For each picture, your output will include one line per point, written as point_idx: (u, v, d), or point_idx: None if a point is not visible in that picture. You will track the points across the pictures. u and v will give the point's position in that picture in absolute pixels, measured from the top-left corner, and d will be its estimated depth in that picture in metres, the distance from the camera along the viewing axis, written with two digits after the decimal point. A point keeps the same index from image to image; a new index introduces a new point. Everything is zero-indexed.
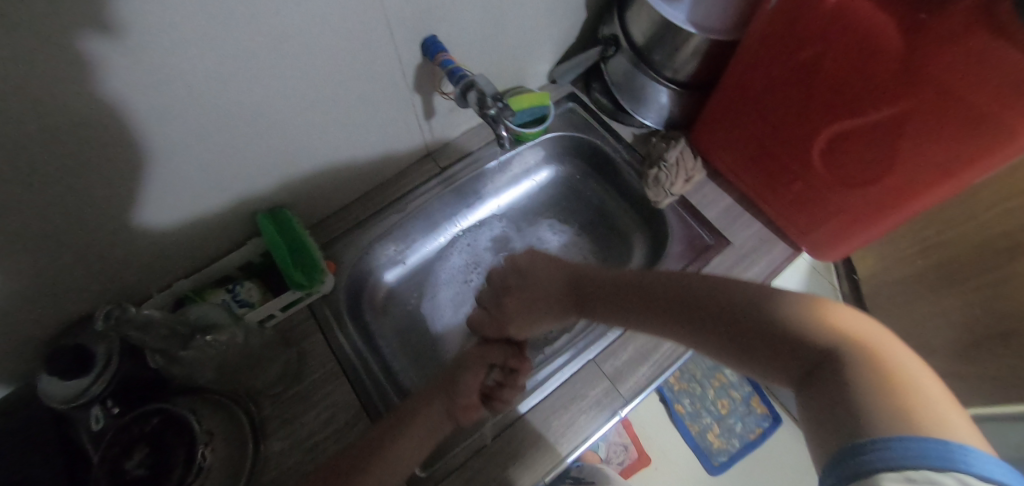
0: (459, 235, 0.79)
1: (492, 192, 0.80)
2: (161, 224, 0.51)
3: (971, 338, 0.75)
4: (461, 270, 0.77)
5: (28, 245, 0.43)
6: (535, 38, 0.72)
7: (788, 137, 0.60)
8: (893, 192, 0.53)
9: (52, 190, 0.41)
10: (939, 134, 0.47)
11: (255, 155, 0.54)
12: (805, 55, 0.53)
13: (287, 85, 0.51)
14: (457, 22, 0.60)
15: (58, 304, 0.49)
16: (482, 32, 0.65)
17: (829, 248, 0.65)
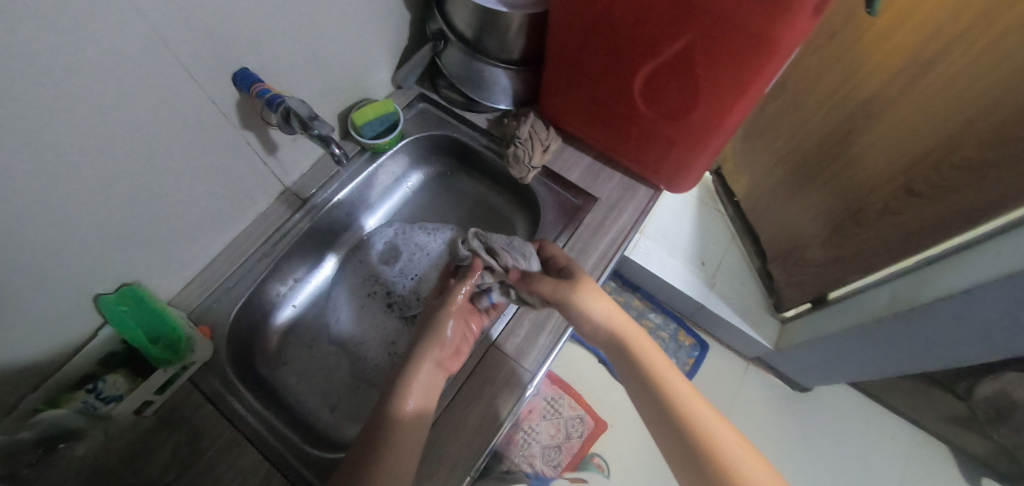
0: (348, 256, 0.78)
1: (367, 210, 0.79)
2: None
3: (834, 223, 1.04)
4: (364, 284, 0.77)
5: None
6: (364, 46, 0.71)
7: (613, 88, 0.62)
8: (708, 118, 0.57)
9: None
10: (724, 57, 0.50)
11: (70, 246, 0.50)
12: (600, 6, 0.54)
13: (87, 162, 0.47)
14: (271, 51, 0.59)
15: None
16: (306, 55, 0.63)
17: (680, 181, 0.68)
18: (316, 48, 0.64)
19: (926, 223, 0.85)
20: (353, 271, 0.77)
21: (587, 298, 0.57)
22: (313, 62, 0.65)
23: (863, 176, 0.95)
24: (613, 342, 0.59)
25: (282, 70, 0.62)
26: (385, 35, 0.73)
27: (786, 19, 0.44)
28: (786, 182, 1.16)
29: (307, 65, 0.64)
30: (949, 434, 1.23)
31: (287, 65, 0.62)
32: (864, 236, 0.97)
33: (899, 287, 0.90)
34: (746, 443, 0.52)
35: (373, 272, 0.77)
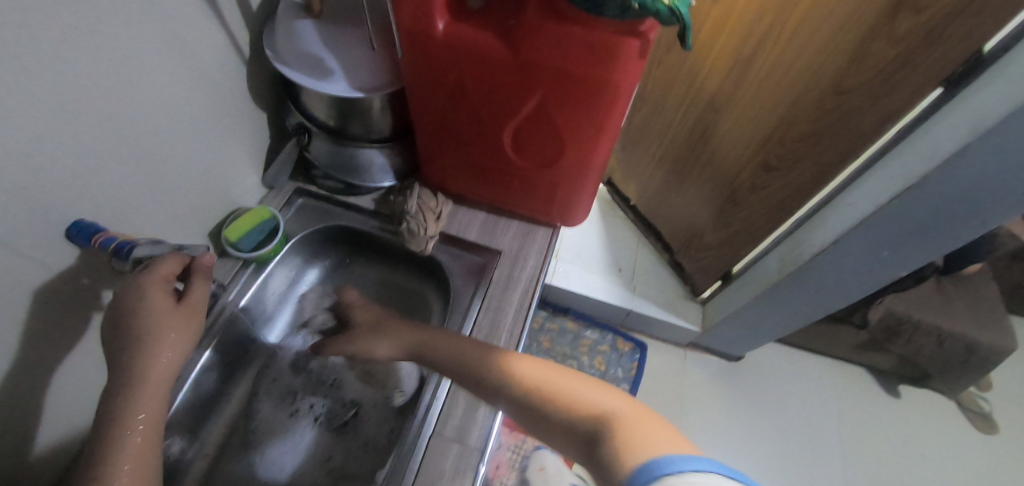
0: (257, 378, 0.72)
1: (267, 323, 0.74)
2: None
3: (719, 206, 1.15)
4: (282, 404, 0.72)
5: None
6: (217, 161, 0.68)
7: (485, 149, 0.64)
8: (579, 157, 0.60)
9: None
10: (575, 104, 0.53)
11: None
12: (449, 81, 0.56)
13: None
14: (105, 195, 0.55)
15: None
16: (148, 188, 0.60)
17: (574, 214, 0.71)
18: (158, 177, 0.60)
19: (792, 192, 0.96)
20: (269, 392, 0.72)
21: (369, 338, 0.66)
22: (158, 191, 0.61)
23: (731, 159, 1.06)
24: (442, 362, 0.60)
25: (122, 209, 0.57)
26: (240, 143, 0.70)
27: (620, 64, 0.47)
28: (668, 179, 1.27)
29: (152, 197, 0.60)
30: (862, 358, 1.39)
31: (129, 203, 0.58)
32: (749, 211, 1.07)
33: (785, 252, 1.01)
34: (602, 387, 0.53)
35: (289, 389, 0.73)
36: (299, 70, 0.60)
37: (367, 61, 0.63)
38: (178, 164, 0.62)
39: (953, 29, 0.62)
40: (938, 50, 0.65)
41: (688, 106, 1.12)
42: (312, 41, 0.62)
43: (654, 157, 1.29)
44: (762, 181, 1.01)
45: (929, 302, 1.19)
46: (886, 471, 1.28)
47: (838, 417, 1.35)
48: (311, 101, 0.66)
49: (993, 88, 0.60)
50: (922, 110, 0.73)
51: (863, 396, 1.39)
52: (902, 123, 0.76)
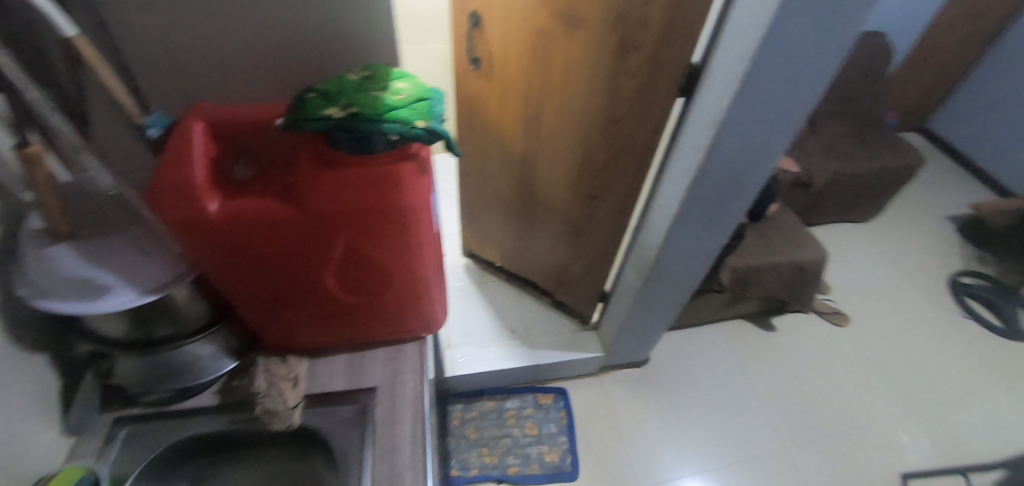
0: None
1: None
2: None
3: (568, 242, 1.24)
4: None
5: None
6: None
7: (316, 300, 0.61)
8: (412, 274, 0.60)
9: None
10: (383, 233, 0.53)
11: None
12: (248, 253, 0.53)
13: None
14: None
15: None
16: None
17: (434, 322, 0.70)
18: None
19: (617, 209, 1.09)
20: None
21: None
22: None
23: (559, 199, 1.17)
24: None
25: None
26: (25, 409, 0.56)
27: (405, 187, 0.49)
28: (517, 234, 1.35)
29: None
30: (735, 313, 1.57)
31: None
32: (595, 236, 1.18)
33: (636, 261, 1.12)
34: None
35: None
36: (69, 297, 0.52)
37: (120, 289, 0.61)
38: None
39: (668, 55, 0.80)
40: (666, 73, 0.82)
41: (506, 168, 1.22)
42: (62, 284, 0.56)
43: (498, 220, 1.36)
44: (590, 209, 1.13)
45: (755, 247, 1.40)
46: (795, 399, 1.45)
47: (742, 371, 1.49)
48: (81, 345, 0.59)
49: (713, 93, 0.76)
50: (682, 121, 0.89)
51: (751, 343, 1.57)
52: (665, 133, 0.93)
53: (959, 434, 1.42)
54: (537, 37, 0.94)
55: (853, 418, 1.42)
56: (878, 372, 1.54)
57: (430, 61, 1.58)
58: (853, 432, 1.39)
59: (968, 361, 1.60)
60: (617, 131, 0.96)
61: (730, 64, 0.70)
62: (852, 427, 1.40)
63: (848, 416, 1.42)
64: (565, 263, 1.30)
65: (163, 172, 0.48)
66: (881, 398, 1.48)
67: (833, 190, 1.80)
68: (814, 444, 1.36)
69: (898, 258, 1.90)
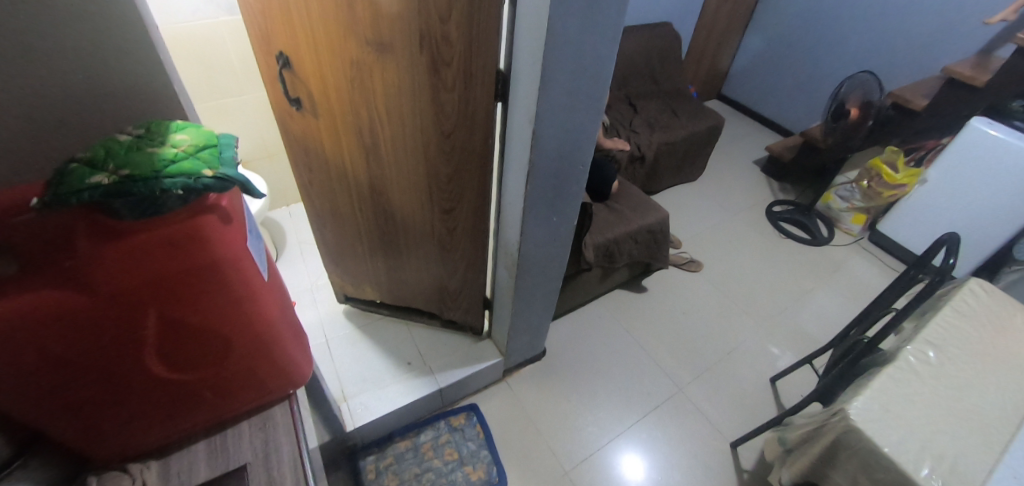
0: None
1: None
2: None
3: (439, 260, 1.25)
4: None
5: None
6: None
7: (143, 392, 0.53)
8: (254, 326, 0.56)
9: None
10: (205, 289, 0.50)
11: None
12: (33, 362, 0.45)
13: None
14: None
15: None
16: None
17: (297, 374, 0.66)
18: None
19: (473, 219, 1.14)
20: None
21: None
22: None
23: (415, 217, 1.17)
24: None
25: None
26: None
27: (215, 240, 0.49)
28: (385, 267, 1.34)
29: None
30: (611, 285, 1.72)
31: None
32: (461, 244, 1.20)
33: (504, 260, 1.17)
34: None
35: None
36: None
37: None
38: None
39: (476, 64, 0.86)
40: (478, 82, 0.89)
41: (357, 206, 1.20)
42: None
43: (362, 259, 1.34)
44: (449, 224, 1.15)
45: (610, 222, 1.55)
46: (676, 345, 1.62)
47: (628, 335, 1.63)
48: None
49: (524, 92, 0.83)
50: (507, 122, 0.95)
51: (630, 308, 1.72)
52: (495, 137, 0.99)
53: (802, 332, 1.70)
54: (348, 69, 0.94)
55: (723, 346, 1.63)
56: (734, 302, 1.79)
57: (252, 112, 1.52)
58: (726, 358, 1.60)
59: (793, 272, 1.94)
60: (450, 143, 0.99)
61: (532, 63, 0.77)
62: (725, 353, 1.61)
63: (719, 345, 1.63)
64: (437, 279, 1.31)
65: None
66: (740, 322, 1.72)
67: (664, 158, 2.06)
68: (700, 378, 1.53)
69: (726, 203, 2.24)
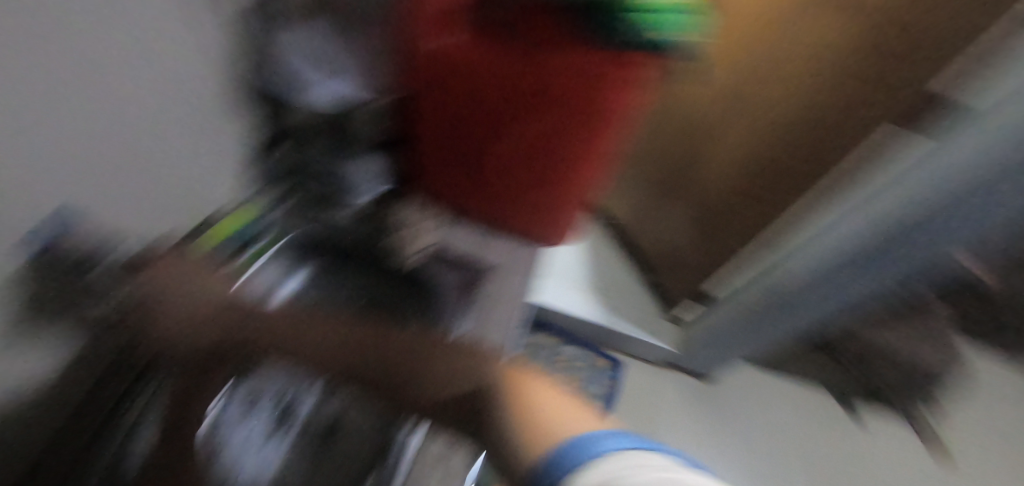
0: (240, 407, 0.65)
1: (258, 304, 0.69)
2: None
3: (704, 232, 1.16)
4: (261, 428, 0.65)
5: None
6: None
7: (476, 166, 0.70)
8: (558, 185, 0.71)
9: None
10: (573, 124, 0.60)
11: None
12: (454, 97, 0.61)
13: None
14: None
15: None
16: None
17: (553, 232, 0.80)
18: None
19: (759, 231, 0.98)
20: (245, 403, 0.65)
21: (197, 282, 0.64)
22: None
23: (712, 187, 1.10)
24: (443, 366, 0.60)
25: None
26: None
27: (613, 90, 0.56)
28: (659, 199, 1.29)
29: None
30: None
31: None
32: (724, 239, 1.11)
33: (759, 278, 1.05)
34: None
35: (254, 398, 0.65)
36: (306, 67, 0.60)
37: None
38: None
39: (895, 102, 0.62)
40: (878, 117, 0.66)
41: (686, 131, 1.13)
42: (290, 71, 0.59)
43: (643, 177, 1.30)
44: (739, 215, 1.02)
45: None
46: None
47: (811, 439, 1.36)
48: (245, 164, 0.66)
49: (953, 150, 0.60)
50: (895, 182, 0.69)
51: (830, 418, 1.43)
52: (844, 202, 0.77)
53: None
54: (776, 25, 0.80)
55: None
56: None
57: None
58: None
59: None
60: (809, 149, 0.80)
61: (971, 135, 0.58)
62: None
63: None
64: (679, 249, 1.27)
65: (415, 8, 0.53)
66: None
67: None
68: None
69: None
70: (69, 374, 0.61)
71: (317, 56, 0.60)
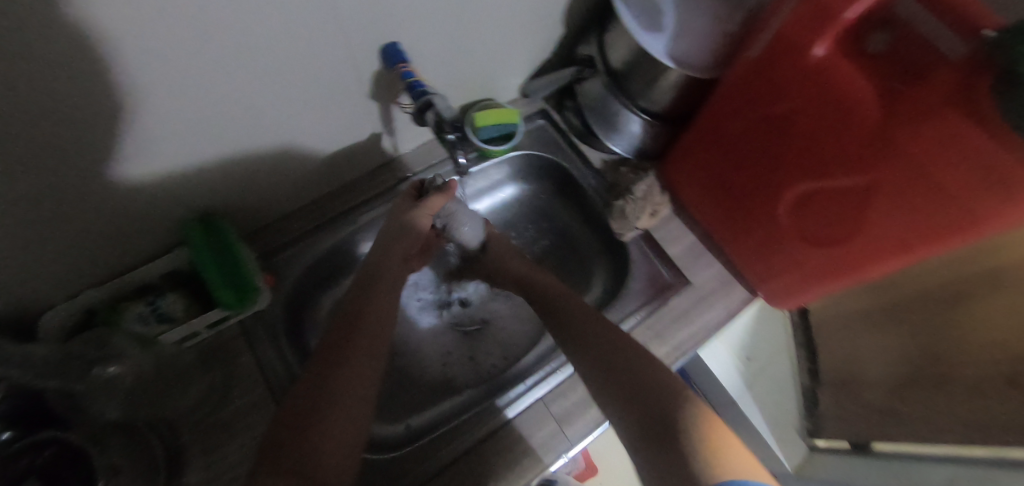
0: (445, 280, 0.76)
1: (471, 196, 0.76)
2: (146, 174, 0.49)
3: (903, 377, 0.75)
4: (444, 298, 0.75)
5: (48, 222, 0.46)
6: (317, 56, 0.49)
7: (750, 185, 0.59)
8: (842, 260, 0.54)
9: (44, 162, 0.41)
10: (909, 205, 0.46)
11: (221, 135, 0.50)
12: (779, 108, 0.52)
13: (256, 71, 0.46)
14: (90, 120, 0.41)
15: (19, 271, 0.49)
16: (124, 120, 0.43)
17: (786, 297, 0.63)
18: (183, 89, 0.43)
19: (984, 421, 0.61)
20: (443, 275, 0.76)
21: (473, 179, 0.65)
22: (212, 114, 0.48)
23: (932, 339, 0.71)
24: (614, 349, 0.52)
25: (103, 124, 0.42)
26: (366, 69, 0.54)
27: (1001, 199, 0.40)
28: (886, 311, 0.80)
29: (112, 113, 0.41)
30: None
31: (134, 121, 0.43)
32: (920, 408, 0.71)
33: None
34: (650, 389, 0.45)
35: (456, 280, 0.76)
36: (637, 12, 0.57)
37: (711, 32, 0.57)
38: (206, 88, 0.45)
39: None
40: None
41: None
42: (626, 10, 0.57)
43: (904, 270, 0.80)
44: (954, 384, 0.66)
45: None
46: None
47: None
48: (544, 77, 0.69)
49: None
50: None
51: None
52: None
53: None
54: None
55: None
56: None
57: None
58: None
59: None
60: None
61: None
62: None
63: None
64: (867, 396, 0.83)
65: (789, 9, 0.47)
66: None
67: None
68: None
69: None
70: (326, 177, 0.66)
71: (655, 7, 0.58)
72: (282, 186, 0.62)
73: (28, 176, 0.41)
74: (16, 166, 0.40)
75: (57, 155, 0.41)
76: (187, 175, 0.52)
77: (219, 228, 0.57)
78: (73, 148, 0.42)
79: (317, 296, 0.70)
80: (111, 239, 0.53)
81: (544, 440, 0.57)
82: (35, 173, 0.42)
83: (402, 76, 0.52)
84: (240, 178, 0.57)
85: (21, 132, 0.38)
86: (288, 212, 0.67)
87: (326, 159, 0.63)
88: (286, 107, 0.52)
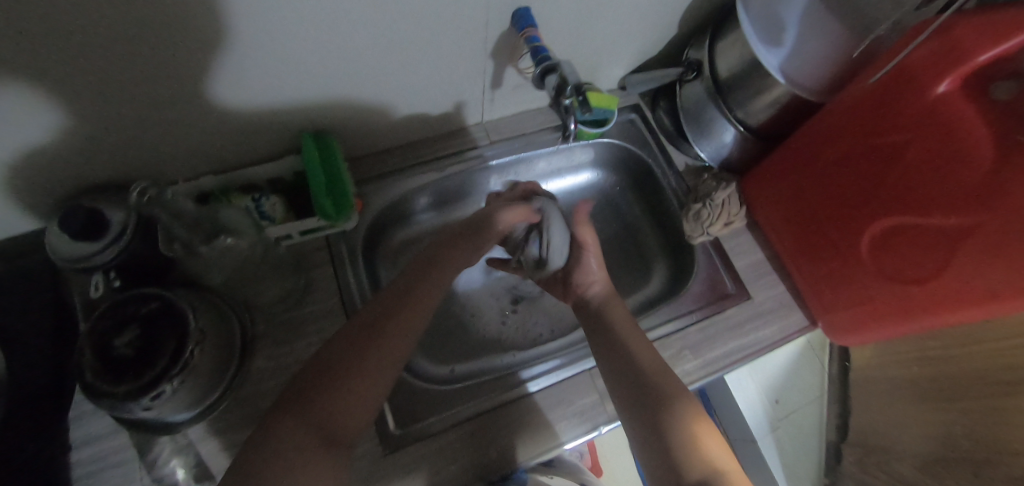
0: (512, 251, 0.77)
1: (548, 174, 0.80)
2: (231, 101, 0.52)
3: (943, 454, 0.73)
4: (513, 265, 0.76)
5: (189, 109, 0.51)
6: (455, 12, 0.52)
7: (836, 211, 0.60)
8: (919, 303, 0.53)
9: (200, 56, 0.46)
10: (1002, 256, 0.45)
11: (295, 87, 0.54)
12: (884, 140, 0.53)
13: (403, 17, 0.50)
14: (253, 30, 0.45)
15: (151, 147, 0.54)
16: (281, 38, 0.47)
17: (847, 333, 0.63)
18: (279, 40, 0.47)
19: None
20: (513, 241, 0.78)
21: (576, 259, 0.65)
22: (253, 82, 0.51)
23: (969, 419, 0.70)
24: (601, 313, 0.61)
25: (258, 33, 0.46)
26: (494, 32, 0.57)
27: None
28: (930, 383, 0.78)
29: (254, 33, 0.46)
30: None
31: (291, 37, 0.48)
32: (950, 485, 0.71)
33: None
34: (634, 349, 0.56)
35: None
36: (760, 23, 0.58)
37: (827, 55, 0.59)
38: (284, 50, 0.49)
39: None
40: None
41: None
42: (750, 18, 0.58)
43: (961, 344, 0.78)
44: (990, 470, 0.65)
45: None
46: None
47: None
48: (646, 74, 0.71)
49: None
50: None
51: None
52: None
53: None
54: None
55: None
56: None
57: None
58: None
59: None
60: None
61: None
62: None
63: None
64: (898, 464, 0.82)
65: (916, 43, 0.48)
66: None
67: None
68: None
69: None
70: (426, 125, 0.70)
71: (777, 23, 0.59)
72: (386, 125, 0.67)
73: (189, 67, 0.47)
74: (177, 55, 0.45)
75: (216, 55, 0.46)
76: (315, 96, 0.57)
77: (328, 143, 0.62)
78: (228, 49, 0.46)
79: (392, 231, 0.75)
80: (236, 137, 0.58)
81: (581, 409, 0.59)
82: (195, 69, 0.47)
83: (527, 41, 0.55)
84: (356, 109, 0.62)
85: (191, 27, 0.43)
86: (383, 148, 0.71)
87: (431, 108, 0.67)
88: (424, 53, 0.56)
